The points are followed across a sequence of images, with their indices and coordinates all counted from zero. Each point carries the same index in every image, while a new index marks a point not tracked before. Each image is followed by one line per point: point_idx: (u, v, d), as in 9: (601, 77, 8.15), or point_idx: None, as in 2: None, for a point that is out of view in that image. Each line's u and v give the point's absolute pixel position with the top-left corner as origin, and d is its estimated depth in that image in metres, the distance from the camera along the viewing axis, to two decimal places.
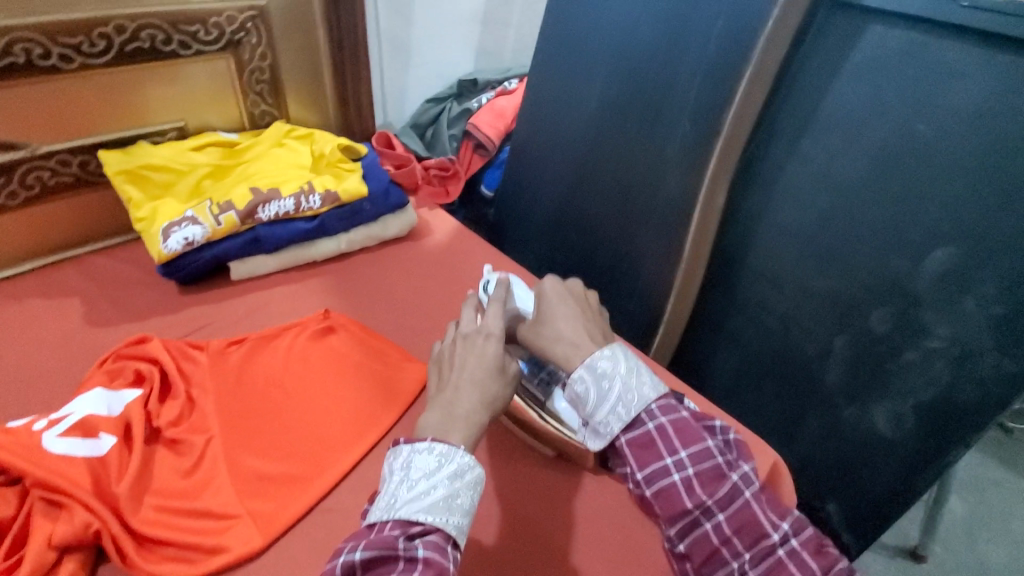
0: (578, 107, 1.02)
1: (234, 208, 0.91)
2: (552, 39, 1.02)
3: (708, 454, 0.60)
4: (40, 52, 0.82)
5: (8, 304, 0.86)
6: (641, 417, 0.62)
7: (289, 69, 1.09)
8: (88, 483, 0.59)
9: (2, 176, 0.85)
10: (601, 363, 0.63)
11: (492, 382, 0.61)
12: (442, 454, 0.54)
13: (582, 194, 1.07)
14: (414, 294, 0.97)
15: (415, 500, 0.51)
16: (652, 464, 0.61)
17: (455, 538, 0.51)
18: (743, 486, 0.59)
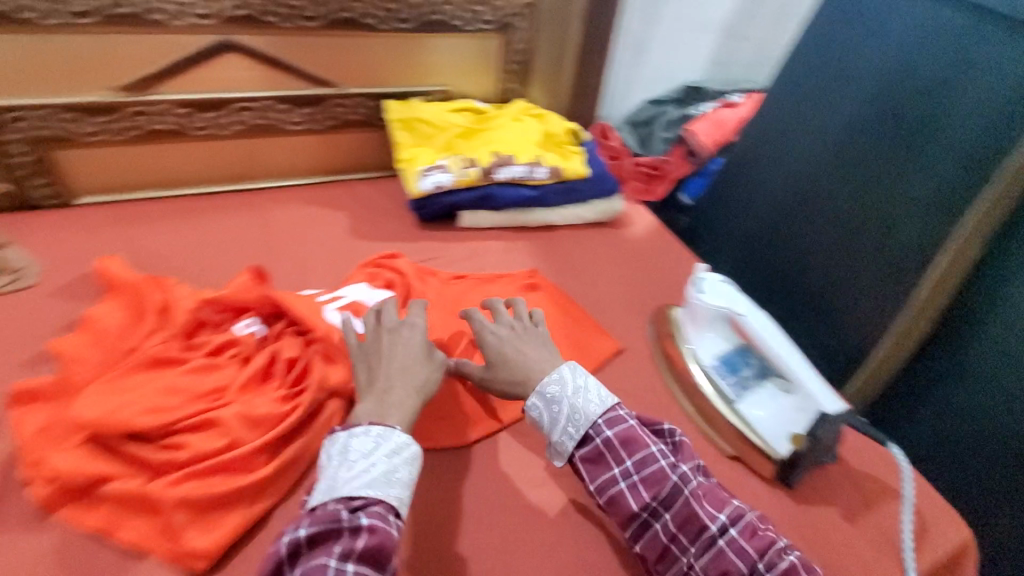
0: (818, 136, 1.04)
1: (478, 166, 1.05)
2: (806, 67, 1.06)
3: (652, 460, 0.62)
4: (367, 13, 1.01)
5: (296, 206, 1.08)
6: (590, 433, 0.64)
7: (540, 55, 1.22)
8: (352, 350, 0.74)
9: (316, 107, 1.07)
10: (549, 387, 0.67)
11: (423, 368, 0.68)
12: (378, 435, 0.58)
13: (797, 220, 1.08)
14: (609, 276, 1.03)
15: (356, 478, 0.55)
16: (602, 476, 0.63)
17: (396, 508, 0.55)
18: (683, 483, 0.61)
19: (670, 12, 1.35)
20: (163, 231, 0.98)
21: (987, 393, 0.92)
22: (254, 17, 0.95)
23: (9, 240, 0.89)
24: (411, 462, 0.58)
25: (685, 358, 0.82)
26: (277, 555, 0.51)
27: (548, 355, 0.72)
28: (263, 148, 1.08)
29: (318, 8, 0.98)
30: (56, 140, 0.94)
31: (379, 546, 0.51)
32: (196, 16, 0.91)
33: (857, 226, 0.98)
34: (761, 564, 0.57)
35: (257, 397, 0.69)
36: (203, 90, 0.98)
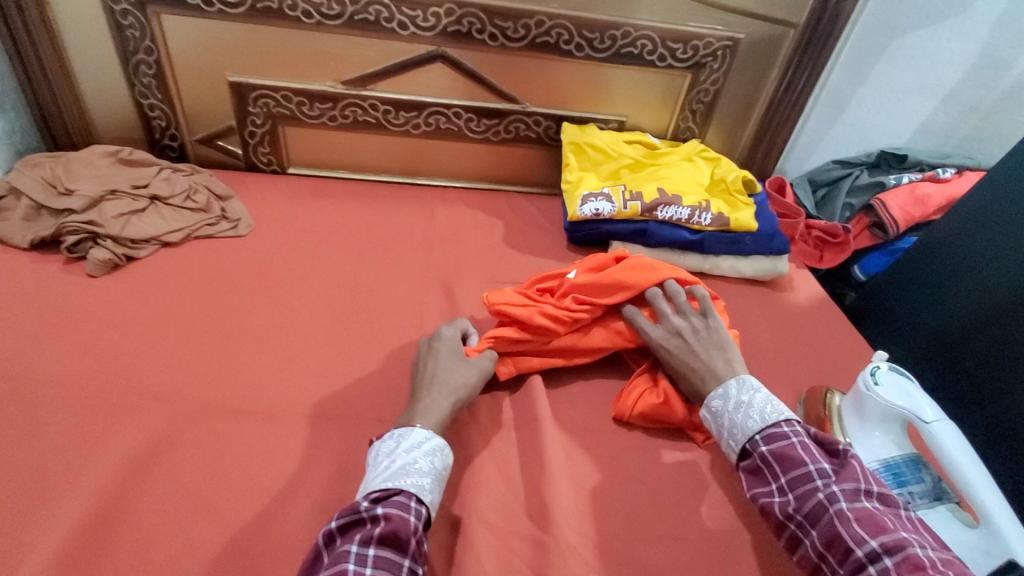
0: (1014, 250, 0.96)
1: (641, 200, 1.03)
2: (1006, 169, 0.99)
3: (807, 480, 0.57)
4: (567, 39, 1.06)
5: (460, 206, 1.16)
6: (745, 445, 0.63)
7: (728, 97, 1.17)
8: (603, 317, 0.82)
9: (498, 119, 1.14)
10: (714, 402, 0.67)
11: (458, 369, 0.71)
12: (399, 437, 0.62)
13: (977, 335, 0.99)
14: (759, 338, 0.96)
15: (381, 473, 0.58)
16: (758, 488, 0.60)
17: (417, 494, 0.56)
18: (830, 501, 0.54)
19: (885, 72, 1.25)
20: (345, 209, 1.10)
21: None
22: (466, 32, 1.03)
23: (235, 193, 1.06)
24: (433, 454, 0.60)
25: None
26: (315, 547, 0.53)
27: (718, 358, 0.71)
28: (442, 149, 1.18)
29: (523, 29, 1.04)
30: (286, 118, 1.11)
31: (393, 533, 0.52)
32: (420, 27, 1.02)
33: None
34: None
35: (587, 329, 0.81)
36: (407, 92, 1.10)
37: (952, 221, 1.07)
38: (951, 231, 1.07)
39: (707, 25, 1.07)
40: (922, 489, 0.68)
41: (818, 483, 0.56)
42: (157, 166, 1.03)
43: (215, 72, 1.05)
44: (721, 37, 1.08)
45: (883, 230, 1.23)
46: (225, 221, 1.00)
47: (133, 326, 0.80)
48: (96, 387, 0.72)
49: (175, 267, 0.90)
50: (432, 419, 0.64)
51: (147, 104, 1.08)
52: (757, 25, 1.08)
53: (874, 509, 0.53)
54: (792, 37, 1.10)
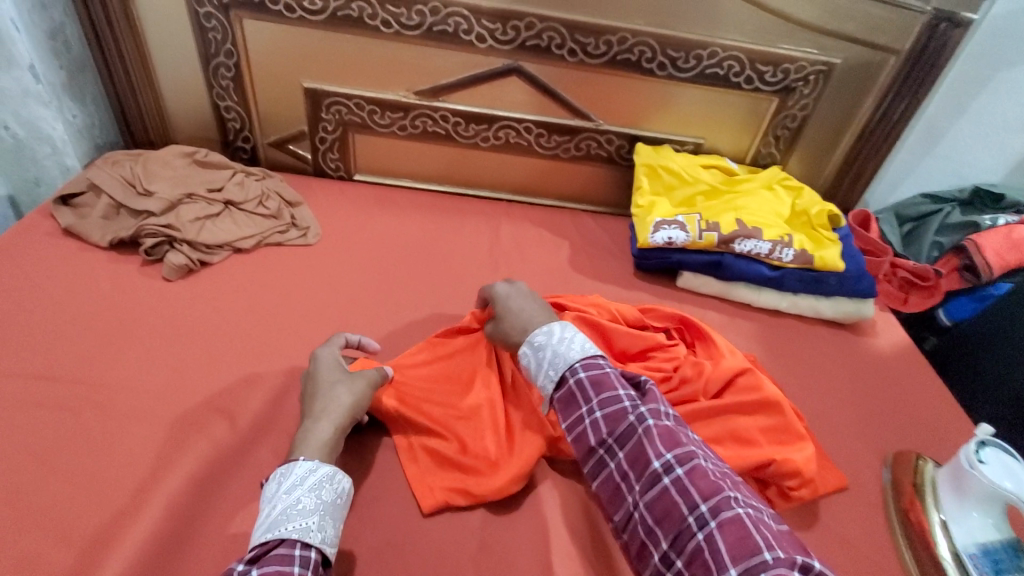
0: None
1: (718, 231, 0.98)
2: None
3: (616, 402, 0.56)
4: (650, 57, 1.01)
5: (525, 223, 1.13)
6: (563, 375, 0.60)
7: (816, 124, 1.10)
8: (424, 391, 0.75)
9: (570, 136, 1.11)
10: (538, 337, 0.64)
11: (353, 382, 0.69)
12: (280, 476, 0.58)
13: None
14: (840, 387, 0.90)
15: (261, 525, 0.55)
16: (571, 415, 0.58)
17: (302, 539, 0.53)
18: (639, 421, 0.54)
19: (990, 105, 1.15)
20: (411, 221, 1.09)
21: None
22: (545, 47, 1.00)
23: (304, 200, 1.06)
24: (318, 488, 0.57)
25: (932, 532, 0.69)
26: None
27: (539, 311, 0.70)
28: (508, 163, 1.15)
29: (605, 46, 1.00)
30: (356, 126, 1.10)
31: None
32: (498, 40, 1.00)
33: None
34: (701, 508, 0.48)
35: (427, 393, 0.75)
36: (479, 105, 1.08)
37: None
38: None
39: (801, 48, 1.00)
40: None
41: (620, 400, 0.56)
42: (230, 169, 1.04)
43: (291, 77, 1.05)
44: (815, 61, 1.02)
45: (975, 274, 1.12)
46: (294, 228, 1.00)
47: (206, 335, 0.81)
48: (171, 397, 0.72)
49: (246, 275, 0.91)
50: (319, 449, 0.62)
51: (224, 106, 1.09)
52: (856, 50, 1.01)
53: (674, 425, 0.55)
54: (892, 65, 1.02)
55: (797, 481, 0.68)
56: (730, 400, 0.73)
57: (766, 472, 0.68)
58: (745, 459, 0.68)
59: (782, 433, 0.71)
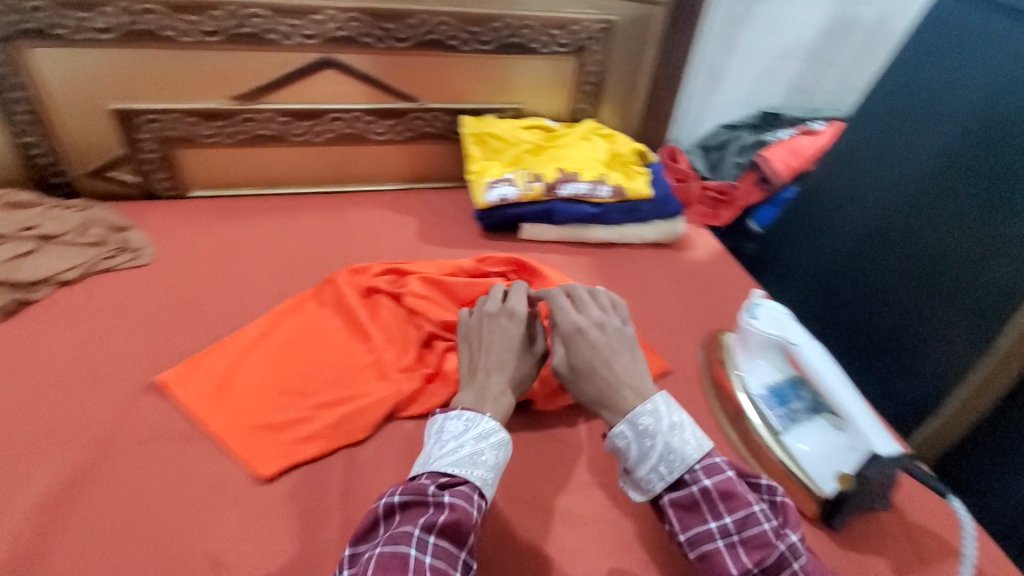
0: (898, 170, 1.01)
1: (542, 180, 1.09)
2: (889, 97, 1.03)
3: (755, 522, 0.57)
4: (452, 35, 1.09)
5: (372, 208, 1.17)
6: (684, 478, 0.61)
7: (614, 77, 1.24)
8: (249, 374, 0.79)
9: (398, 119, 1.16)
10: (642, 419, 0.63)
11: (513, 339, 0.74)
12: (468, 420, 0.64)
13: (871, 257, 1.05)
14: (666, 296, 1.03)
15: (446, 456, 0.61)
16: (697, 528, 0.59)
17: (480, 488, 0.59)
18: (792, 555, 0.56)
19: (751, 40, 1.34)
20: (256, 226, 1.09)
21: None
22: (352, 37, 1.05)
23: (135, 223, 1.03)
24: (497, 449, 0.63)
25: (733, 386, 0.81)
26: (376, 512, 0.57)
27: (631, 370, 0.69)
28: (346, 155, 1.19)
29: (408, 29, 1.06)
30: (180, 141, 1.09)
31: (458, 523, 0.55)
32: (304, 36, 1.03)
33: (936, 266, 0.94)
34: None
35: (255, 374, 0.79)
36: (301, 102, 1.10)
37: (838, 147, 1.13)
38: (840, 155, 1.11)
39: (583, 10, 1.13)
40: (801, 403, 0.77)
41: (762, 522, 0.58)
42: (44, 205, 0.98)
43: (95, 102, 1.02)
44: (597, 21, 1.15)
45: (769, 183, 1.32)
46: (127, 252, 0.98)
47: (41, 369, 0.78)
48: (6, 436, 0.69)
49: (79, 304, 0.88)
50: (497, 407, 0.67)
51: (25, 143, 1.03)
52: (629, 7, 1.15)
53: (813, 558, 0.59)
54: (660, 14, 1.18)
55: None
56: (560, 317, 0.83)
57: None
58: None
59: None
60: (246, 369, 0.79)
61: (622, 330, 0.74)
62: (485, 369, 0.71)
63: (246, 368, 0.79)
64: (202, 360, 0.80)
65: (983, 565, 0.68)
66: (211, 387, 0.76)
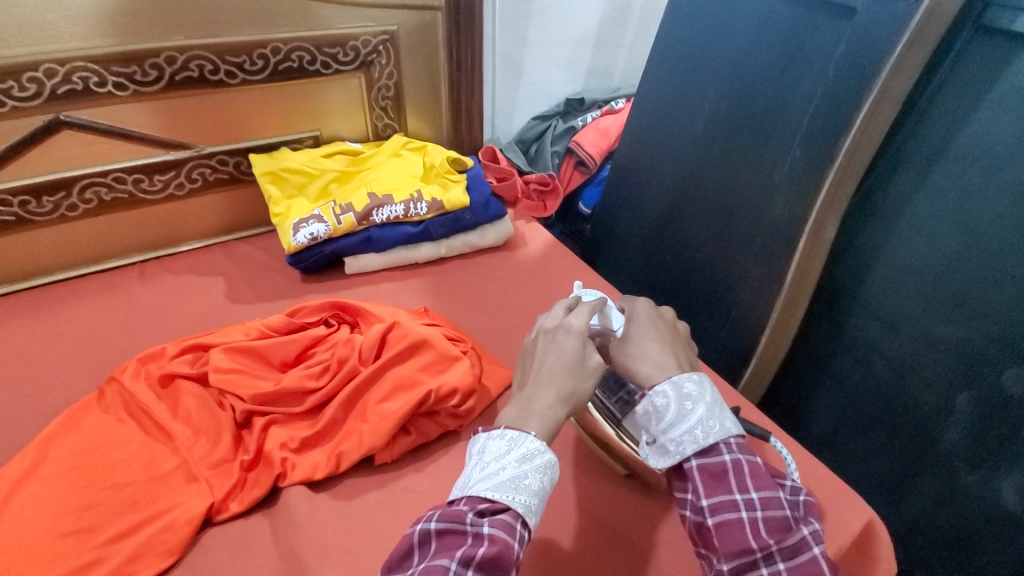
0: (681, 135, 1.07)
1: (353, 210, 1.02)
2: (659, 68, 1.09)
3: (777, 503, 0.50)
4: (212, 69, 0.97)
5: (167, 276, 1.02)
6: (717, 446, 0.53)
7: (411, 87, 1.20)
8: (14, 519, 0.64)
9: (174, 170, 1.02)
10: (686, 382, 0.55)
11: (574, 357, 0.58)
12: (512, 439, 0.52)
13: (679, 218, 1.10)
14: (507, 301, 1.02)
15: (485, 479, 0.51)
16: (721, 496, 0.51)
17: (523, 517, 0.49)
18: (815, 543, 0.49)
19: (539, 32, 1.36)
20: (11, 330, 0.90)
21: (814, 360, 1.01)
22: (83, 89, 0.89)
23: None
24: (546, 470, 0.51)
25: None
26: (408, 542, 0.48)
27: (672, 347, 0.60)
28: (120, 223, 1.02)
29: (154, 70, 0.93)
30: None
31: (500, 557, 0.46)
32: (19, 98, 0.86)
33: (728, 216, 1.01)
34: None
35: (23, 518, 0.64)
36: (38, 173, 0.92)
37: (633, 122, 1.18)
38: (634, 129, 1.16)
39: (356, 24, 1.07)
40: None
41: (786, 509, 0.50)
42: None
43: None
44: (376, 33, 1.09)
45: (586, 166, 1.38)
46: None
47: None
48: None
49: None
50: (543, 424, 0.54)
51: None
52: (405, 15, 1.11)
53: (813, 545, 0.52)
54: (440, 18, 1.15)
55: (459, 397, 0.74)
56: (385, 359, 0.76)
57: (429, 405, 0.73)
58: (411, 400, 0.72)
59: (438, 363, 0.77)
60: (8, 515, 0.64)
61: (678, 324, 0.65)
62: (540, 384, 0.56)
63: (9, 515, 0.64)
64: None
65: (809, 486, 0.74)
66: None
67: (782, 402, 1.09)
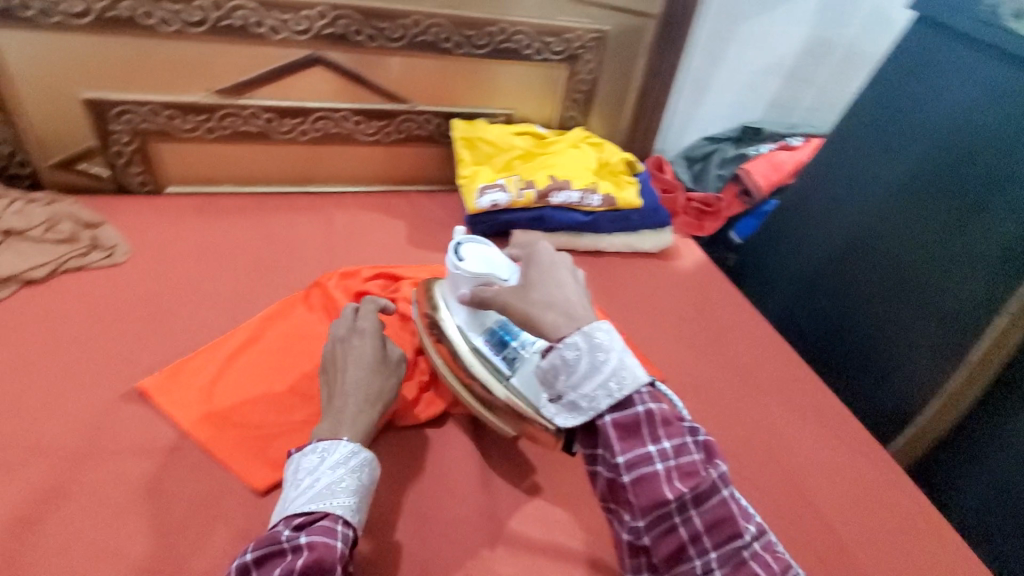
0: (871, 185, 1.05)
1: (534, 188, 1.09)
2: (857, 115, 1.07)
3: (687, 451, 0.58)
4: (446, 37, 1.08)
5: (360, 210, 1.15)
6: (631, 398, 0.60)
7: (604, 86, 1.25)
8: (234, 380, 0.76)
9: (388, 120, 1.14)
10: (598, 334, 0.61)
11: (359, 349, 0.73)
12: (323, 451, 0.62)
13: (850, 268, 1.09)
14: (656, 308, 1.05)
15: (301, 494, 0.59)
16: (636, 451, 0.58)
17: (342, 517, 0.58)
18: (718, 487, 0.57)
19: (735, 56, 1.38)
20: (238, 224, 1.05)
21: (975, 440, 0.97)
22: (343, 34, 1.02)
23: (106, 219, 0.98)
24: (340, 463, 0.61)
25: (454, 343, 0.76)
26: None
27: (581, 301, 0.67)
28: (332, 154, 1.16)
29: (401, 29, 1.04)
30: (156, 134, 1.04)
31: (320, 562, 0.53)
32: (293, 31, 0.99)
33: (910, 276, 0.98)
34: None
35: (239, 382, 0.76)
36: (286, 98, 1.07)
37: (814, 162, 1.16)
38: (817, 171, 1.14)
39: (576, 19, 1.13)
40: (520, 339, 0.77)
41: (692, 453, 0.58)
42: (8, 197, 0.92)
43: (64, 89, 0.96)
44: (590, 30, 1.15)
45: (750, 196, 1.36)
46: (98, 249, 0.92)
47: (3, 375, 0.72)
48: None
49: (46, 305, 0.83)
50: (340, 422, 0.66)
51: None
52: (621, 18, 1.16)
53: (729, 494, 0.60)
54: (652, 27, 1.19)
55: None
56: None
57: None
58: None
59: None
60: (228, 377, 0.76)
61: (573, 270, 0.73)
62: (346, 396, 0.68)
63: (229, 377, 0.76)
64: (184, 366, 0.76)
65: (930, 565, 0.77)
66: (192, 396, 0.73)
67: (925, 474, 1.05)
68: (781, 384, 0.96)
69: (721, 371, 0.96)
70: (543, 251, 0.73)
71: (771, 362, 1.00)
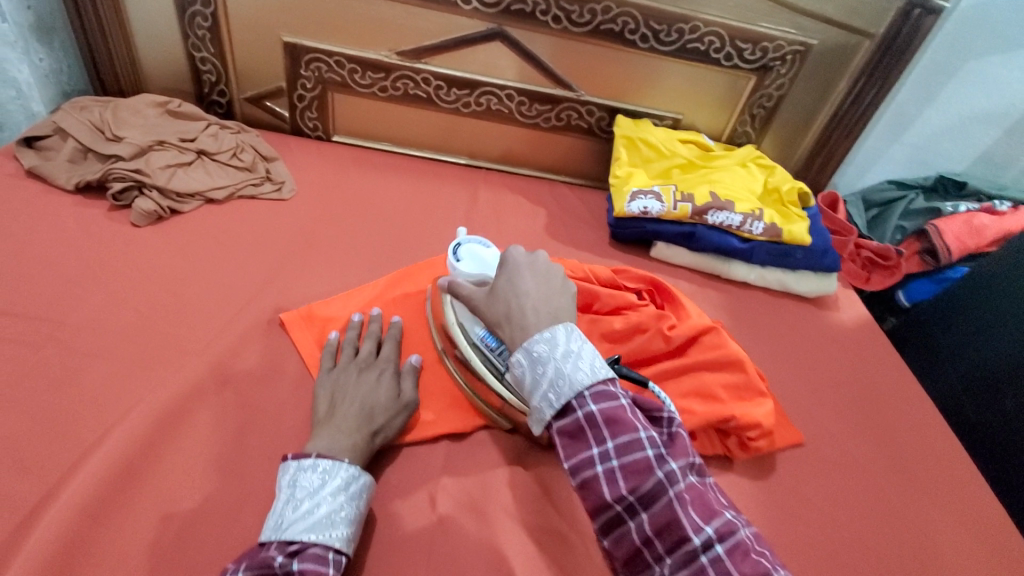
0: None
1: (692, 202, 1.00)
2: None
3: (637, 447, 0.50)
4: (633, 29, 1.02)
5: (504, 190, 1.13)
6: (570, 404, 0.52)
7: (791, 106, 1.14)
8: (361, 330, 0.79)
9: (551, 105, 1.11)
10: (537, 345, 0.56)
11: (372, 379, 0.69)
12: (325, 471, 0.56)
13: None
14: (803, 360, 0.93)
15: (300, 519, 0.53)
16: (579, 456, 0.51)
17: (335, 547, 0.53)
18: (668, 482, 0.48)
19: (956, 96, 1.20)
20: (390, 182, 1.08)
21: None
22: (529, 12, 1.00)
23: (280, 156, 1.04)
24: (342, 488, 0.56)
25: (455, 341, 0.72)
26: None
27: (549, 296, 0.62)
28: (488, 131, 1.15)
29: (589, 14, 1.00)
30: (336, 84, 1.09)
31: None
32: (483, 3, 0.99)
33: None
34: None
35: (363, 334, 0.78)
36: (460, 69, 1.07)
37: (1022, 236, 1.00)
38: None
39: (780, 27, 1.03)
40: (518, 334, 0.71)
41: (643, 450, 0.50)
42: (205, 121, 1.01)
43: (270, 31, 1.03)
44: (793, 41, 1.04)
45: (935, 257, 1.17)
46: (269, 182, 0.99)
47: (176, 282, 0.79)
48: (139, 341, 0.71)
49: (218, 225, 0.89)
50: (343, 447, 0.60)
51: (199, 57, 1.06)
52: (833, 32, 1.04)
53: (699, 485, 0.50)
54: (865, 48, 1.05)
55: (757, 433, 0.71)
56: (696, 359, 0.75)
57: (728, 425, 0.71)
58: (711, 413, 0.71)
59: (745, 386, 0.74)
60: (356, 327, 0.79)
61: (552, 267, 0.66)
62: (347, 417, 0.63)
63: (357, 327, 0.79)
64: (322, 308, 0.79)
65: None
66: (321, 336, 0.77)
67: None
68: (946, 484, 0.81)
69: (874, 452, 0.82)
70: (517, 253, 0.65)
71: (936, 455, 0.85)
